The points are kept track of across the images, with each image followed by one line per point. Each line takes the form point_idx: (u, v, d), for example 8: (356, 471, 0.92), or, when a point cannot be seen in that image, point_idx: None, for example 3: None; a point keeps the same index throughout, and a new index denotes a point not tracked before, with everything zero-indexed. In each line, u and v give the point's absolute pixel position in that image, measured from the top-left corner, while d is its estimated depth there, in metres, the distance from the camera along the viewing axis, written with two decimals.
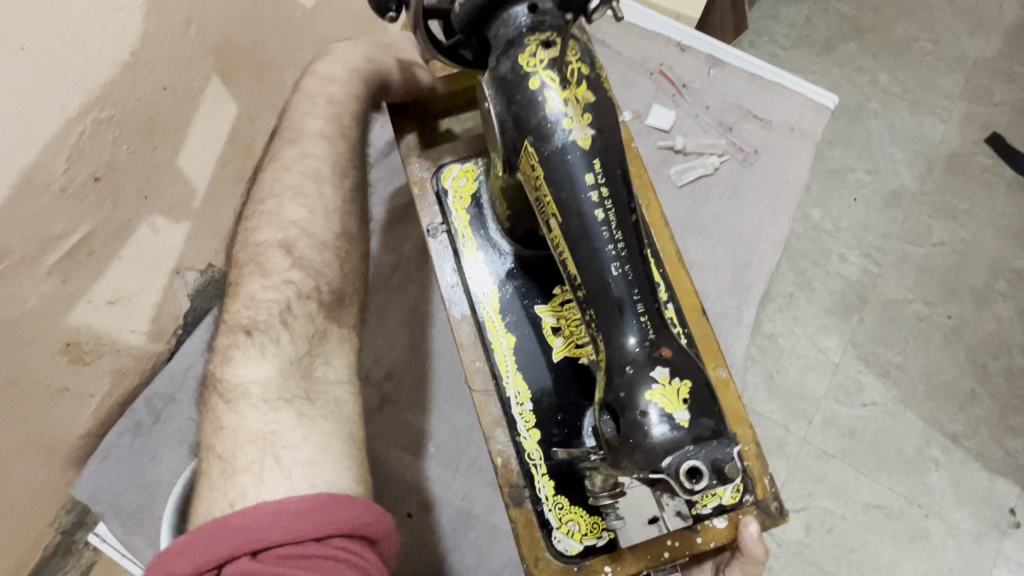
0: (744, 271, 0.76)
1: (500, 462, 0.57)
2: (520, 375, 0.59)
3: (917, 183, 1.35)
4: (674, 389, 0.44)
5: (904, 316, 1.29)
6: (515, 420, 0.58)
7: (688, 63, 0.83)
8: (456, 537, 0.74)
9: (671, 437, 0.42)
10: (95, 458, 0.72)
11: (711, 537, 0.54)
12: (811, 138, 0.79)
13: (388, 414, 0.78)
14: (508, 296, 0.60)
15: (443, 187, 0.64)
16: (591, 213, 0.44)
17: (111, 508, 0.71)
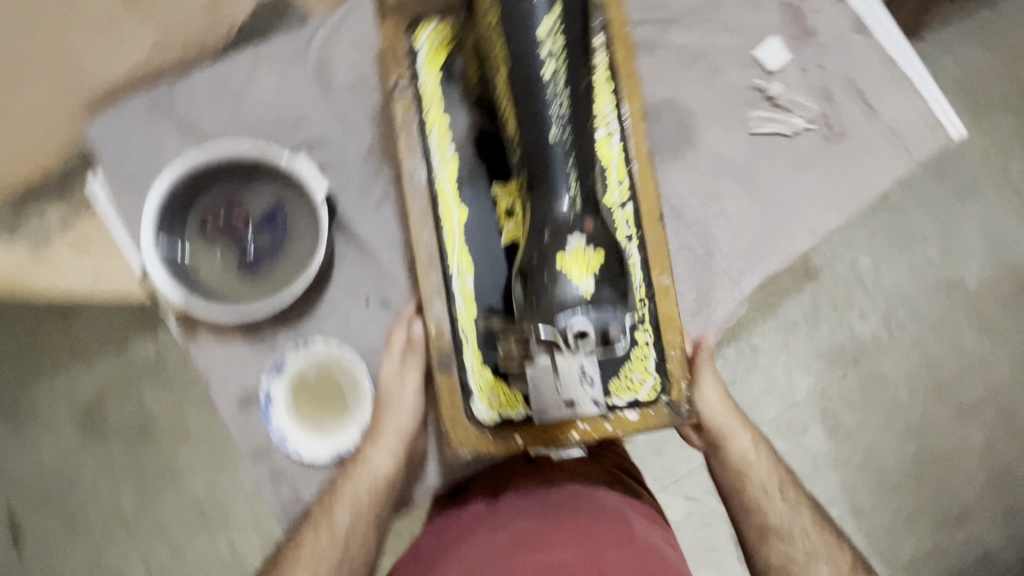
0: (768, 242, 0.76)
1: (432, 329, 0.58)
2: (465, 253, 0.59)
3: (976, 284, 1.30)
4: (585, 259, 0.49)
5: (883, 393, 1.29)
6: (452, 294, 0.58)
7: (833, 15, 0.77)
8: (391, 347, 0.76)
9: (573, 299, 0.48)
10: (111, 112, 0.75)
11: (619, 426, 0.56)
12: (900, 147, 0.76)
13: (381, 210, 0.76)
14: (468, 170, 0.59)
15: (415, 45, 0.59)
16: (541, 82, 0.50)
17: (113, 160, 0.75)
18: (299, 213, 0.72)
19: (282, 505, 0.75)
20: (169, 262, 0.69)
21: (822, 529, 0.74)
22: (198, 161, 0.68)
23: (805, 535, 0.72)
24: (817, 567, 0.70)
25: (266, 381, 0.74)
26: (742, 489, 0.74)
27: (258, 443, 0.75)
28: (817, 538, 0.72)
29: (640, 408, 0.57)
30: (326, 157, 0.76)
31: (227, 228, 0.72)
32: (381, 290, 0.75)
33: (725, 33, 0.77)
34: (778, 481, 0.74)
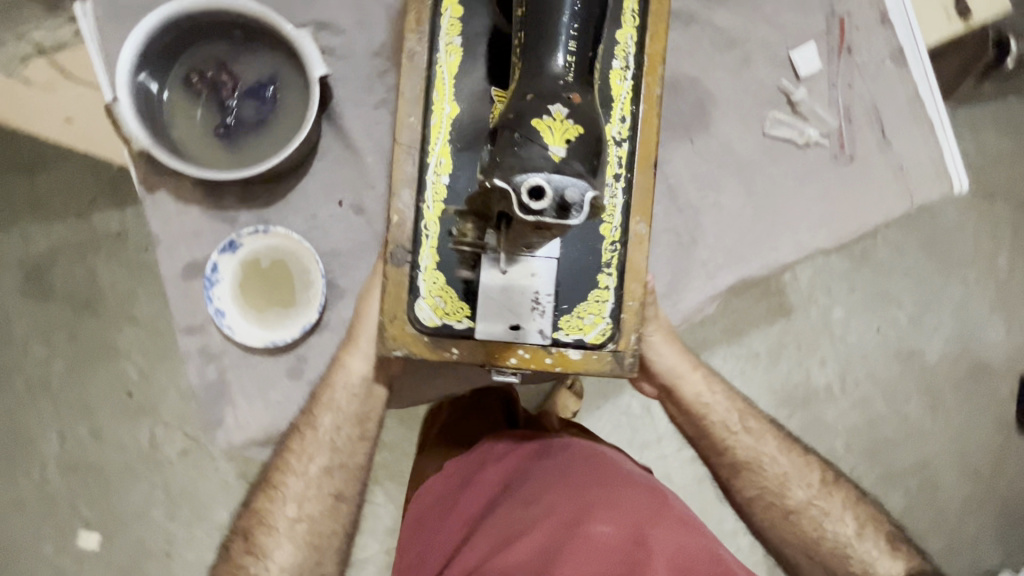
0: (752, 244, 0.76)
1: (395, 219, 0.62)
2: (447, 148, 0.62)
3: (934, 361, 1.41)
4: (561, 128, 0.48)
5: (822, 441, 1.36)
6: (426, 184, 0.62)
7: (876, 37, 0.76)
8: (355, 256, 0.74)
9: (540, 159, 0.46)
10: None
11: (559, 362, 0.61)
12: (904, 185, 0.76)
13: (376, 113, 0.73)
14: (470, 66, 0.62)
15: None
16: None
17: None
18: (290, 90, 0.68)
19: (207, 385, 0.74)
20: (140, 98, 0.64)
21: (786, 450, 0.79)
22: (178, 11, 0.62)
23: (774, 462, 0.77)
24: (791, 491, 0.76)
25: (215, 254, 0.71)
26: (707, 434, 0.78)
27: (196, 316, 0.73)
28: (786, 461, 0.78)
29: (584, 350, 0.62)
30: (333, 43, 0.72)
31: (211, 84, 0.68)
32: (357, 194, 0.73)
33: (766, 27, 0.76)
34: (737, 416, 0.79)
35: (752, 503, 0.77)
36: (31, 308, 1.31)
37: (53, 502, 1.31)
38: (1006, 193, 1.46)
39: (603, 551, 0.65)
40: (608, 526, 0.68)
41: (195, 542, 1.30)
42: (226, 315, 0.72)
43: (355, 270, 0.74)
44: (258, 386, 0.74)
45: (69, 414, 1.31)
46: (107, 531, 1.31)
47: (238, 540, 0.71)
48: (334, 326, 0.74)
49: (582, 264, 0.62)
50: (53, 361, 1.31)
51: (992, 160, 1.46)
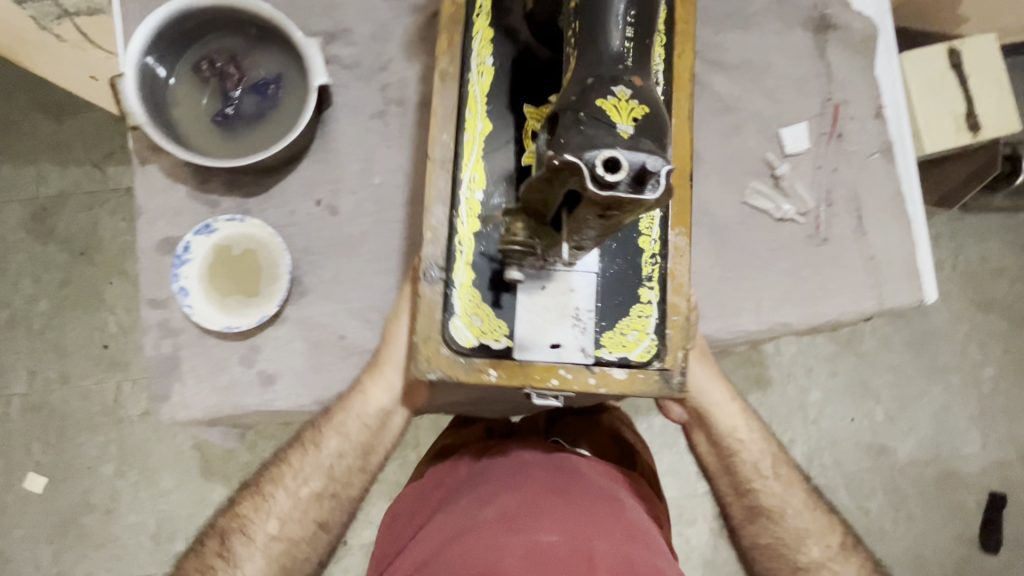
0: (715, 306, 0.77)
1: (429, 236, 0.62)
2: (480, 163, 0.62)
3: (903, 460, 1.40)
4: (628, 106, 0.45)
5: None
6: (460, 202, 0.62)
7: (869, 130, 0.80)
8: (328, 254, 0.76)
9: (610, 135, 0.44)
10: None
11: (603, 380, 0.61)
12: (876, 276, 0.79)
13: (373, 122, 0.76)
14: (506, 80, 0.63)
15: None
16: None
17: None
18: (291, 91, 0.71)
19: (159, 357, 0.75)
20: (146, 76, 0.67)
21: (816, 506, 0.78)
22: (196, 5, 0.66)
23: (797, 515, 0.76)
24: (806, 548, 0.75)
25: (189, 235, 0.73)
26: (734, 471, 0.77)
27: (162, 289, 0.75)
28: (810, 518, 0.77)
29: (629, 368, 0.62)
30: (343, 53, 0.76)
31: (219, 73, 0.71)
32: (335, 197, 0.76)
33: (763, 101, 0.80)
34: (771, 461, 0.78)
35: (761, 549, 0.76)
36: (30, 246, 1.34)
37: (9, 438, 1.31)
38: (1001, 307, 1.46)
39: (545, 559, 0.64)
40: (555, 535, 0.67)
41: (139, 504, 1.30)
42: (190, 295, 0.73)
43: (322, 269, 0.76)
44: (206, 367, 0.76)
45: (42, 355, 1.32)
46: (54, 477, 1.31)
47: (207, 544, 0.71)
48: (292, 320, 0.76)
49: (621, 278, 0.62)
50: (39, 301, 1.33)
51: (993, 273, 1.47)
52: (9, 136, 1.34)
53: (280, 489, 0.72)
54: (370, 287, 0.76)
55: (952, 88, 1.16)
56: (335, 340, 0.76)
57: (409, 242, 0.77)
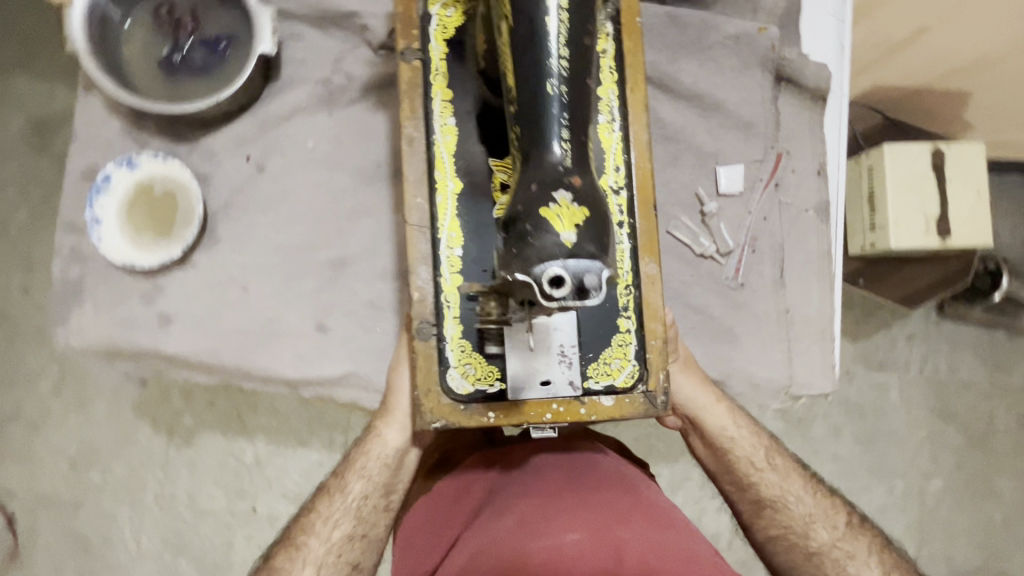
0: None
1: (416, 296, 0.58)
2: (457, 222, 0.58)
3: None
4: (570, 212, 0.46)
5: None
6: (440, 260, 0.58)
7: (807, 184, 0.78)
8: (247, 207, 0.76)
9: (554, 250, 0.45)
10: None
11: (594, 410, 0.58)
12: (785, 331, 0.78)
13: (313, 86, 0.76)
14: (467, 138, 0.59)
15: (429, 12, 0.60)
16: (545, 39, 0.48)
17: None
18: (238, 51, 0.73)
19: (66, 281, 0.76)
20: (96, 17, 0.69)
21: (818, 488, 0.70)
22: None
23: (799, 500, 0.68)
24: (815, 533, 0.67)
25: (112, 166, 0.74)
26: (730, 469, 0.70)
27: (81, 215, 0.76)
28: (812, 502, 0.69)
29: (615, 394, 0.59)
30: (301, 23, 0.76)
31: (175, 23, 0.73)
32: (265, 154, 0.76)
33: (705, 135, 0.78)
34: (764, 452, 0.70)
35: (774, 544, 0.67)
36: (23, 155, 1.29)
37: None
38: (963, 420, 1.42)
39: (574, 562, 0.57)
40: (576, 534, 0.60)
41: (65, 429, 1.25)
42: (103, 225, 0.74)
43: (237, 221, 0.76)
44: (105, 300, 0.75)
45: (9, 265, 1.27)
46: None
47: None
48: (199, 266, 0.76)
49: (599, 309, 0.59)
50: (16, 210, 1.28)
51: (962, 385, 1.43)
52: (21, 44, 1.28)
53: (311, 534, 0.66)
54: (282, 246, 0.77)
55: (931, 187, 1.15)
56: (238, 293, 0.76)
57: (326, 208, 0.77)
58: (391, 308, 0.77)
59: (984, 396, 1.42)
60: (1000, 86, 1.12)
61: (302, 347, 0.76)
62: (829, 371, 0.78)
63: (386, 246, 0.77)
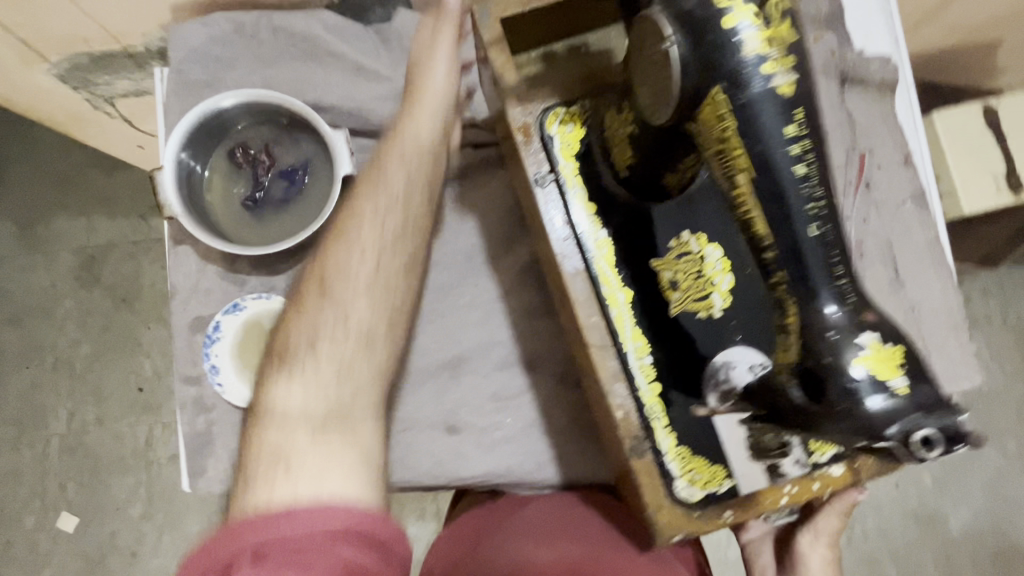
0: None
1: (617, 417, 0.48)
2: (642, 329, 0.48)
3: (956, 532, 1.42)
4: (888, 353, 0.34)
5: None
6: (634, 375, 0.48)
7: (897, 178, 0.76)
8: None
9: (894, 409, 0.33)
10: (198, 21, 0.74)
11: (824, 482, 0.46)
12: (916, 330, 0.73)
13: None
14: (626, 246, 0.49)
15: (547, 134, 0.50)
16: (788, 166, 0.35)
17: (181, 73, 0.74)
18: (316, 176, 0.74)
19: (193, 436, 0.74)
20: (183, 175, 0.71)
21: None
22: (218, 106, 0.70)
23: None
24: None
25: (220, 313, 0.74)
26: None
27: (196, 365, 0.74)
28: None
29: (845, 460, 0.46)
30: (368, 137, 0.76)
31: (252, 160, 0.74)
32: None
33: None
34: None
35: None
36: (78, 291, 1.30)
37: (45, 480, 1.27)
38: None
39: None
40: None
41: (162, 550, 1.24)
42: (222, 368, 0.74)
43: None
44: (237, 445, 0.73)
45: (82, 399, 1.28)
46: (84, 516, 1.26)
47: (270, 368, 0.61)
48: None
49: None
50: (80, 346, 1.29)
51: None
52: (59, 184, 1.31)
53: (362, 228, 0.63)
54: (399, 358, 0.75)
55: (991, 149, 1.12)
56: None
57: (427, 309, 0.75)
58: (521, 394, 0.74)
59: None
60: None
61: (439, 453, 0.73)
62: (969, 362, 0.74)
63: (498, 334, 0.75)
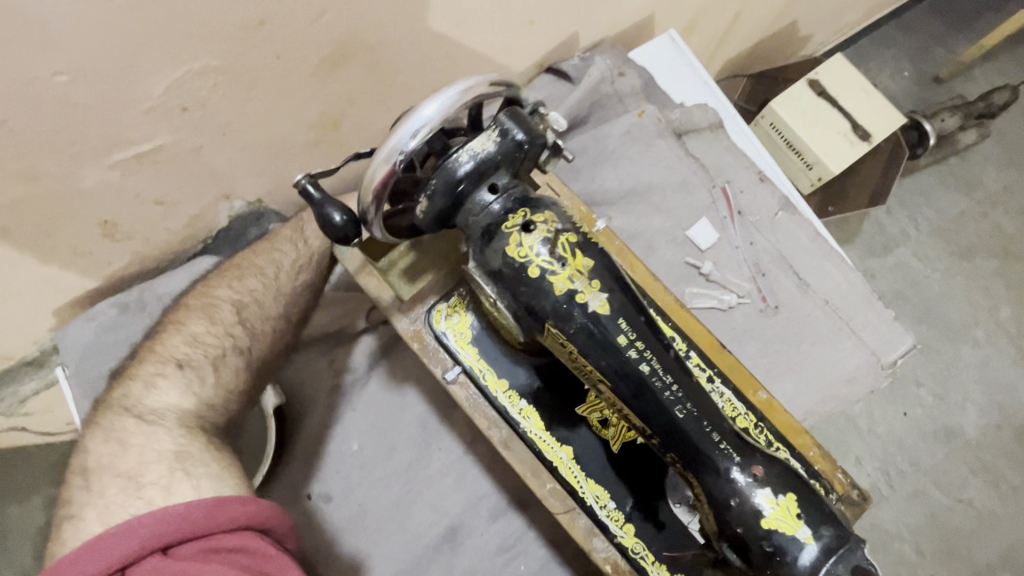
0: None
1: (609, 569, 0.58)
2: (592, 480, 0.59)
3: (976, 434, 1.46)
4: (785, 508, 0.49)
5: (887, 547, 1.38)
6: (605, 523, 0.59)
7: (760, 195, 0.83)
8: (338, 549, 0.71)
9: (812, 559, 0.47)
10: (84, 317, 0.74)
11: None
12: (839, 318, 0.79)
13: (332, 400, 0.76)
14: (547, 409, 0.60)
15: (439, 331, 0.60)
16: (638, 367, 0.50)
17: (86, 370, 0.74)
18: (252, 412, 0.74)
19: None
20: None
21: None
22: None
23: None
24: None
25: None
26: None
27: None
28: None
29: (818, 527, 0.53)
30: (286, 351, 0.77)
31: None
32: (323, 483, 0.73)
33: (658, 215, 0.82)
34: None
35: None
36: None
37: None
38: (981, 251, 1.58)
39: None
40: None
41: None
42: None
43: (338, 562, 0.71)
44: None
45: None
46: None
47: (143, 360, 0.61)
48: None
49: None
50: None
51: (956, 222, 1.60)
52: None
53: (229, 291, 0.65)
54: (393, 554, 0.72)
55: (830, 111, 1.24)
56: None
57: (405, 492, 0.74)
58: (524, 533, 0.74)
59: (973, 224, 1.60)
60: (815, 7, 1.34)
61: None
62: (894, 328, 0.81)
63: (481, 485, 0.75)
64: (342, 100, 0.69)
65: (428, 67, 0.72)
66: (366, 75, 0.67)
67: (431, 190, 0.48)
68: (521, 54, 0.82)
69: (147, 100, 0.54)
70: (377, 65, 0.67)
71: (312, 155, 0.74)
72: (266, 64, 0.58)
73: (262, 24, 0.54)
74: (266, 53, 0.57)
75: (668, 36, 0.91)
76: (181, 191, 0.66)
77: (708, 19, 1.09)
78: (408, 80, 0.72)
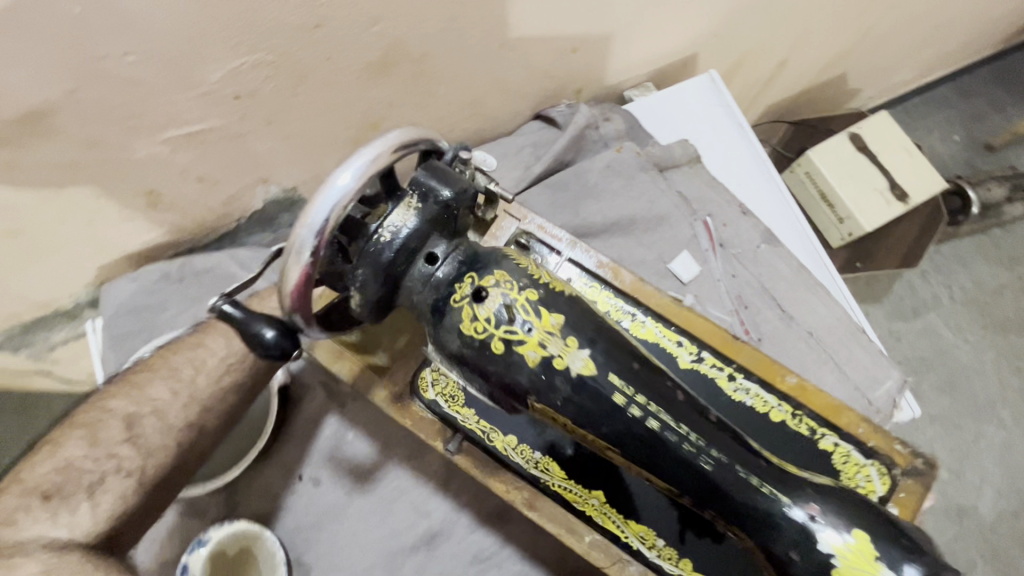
0: None
1: None
2: (634, 521, 0.62)
3: (991, 517, 1.39)
4: (856, 553, 0.48)
5: None
6: (660, 563, 0.61)
7: (742, 229, 0.84)
8: (320, 532, 0.73)
9: None
10: (127, 277, 0.78)
11: None
12: (823, 348, 0.79)
13: (334, 390, 0.78)
14: (558, 450, 0.64)
15: (430, 400, 0.65)
16: (644, 426, 0.50)
17: (117, 325, 0.79)
18: None
19: None
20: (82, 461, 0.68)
21: None
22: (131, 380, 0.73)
23: None
24: None
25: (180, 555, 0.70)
26: None
27: None
28: None
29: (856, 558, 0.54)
30: None
31: None
32: (316, 466, 0.75)
33: (641, 248, 0.82)
34: None
35: None
36: None
37: None
38: (1016, 327, 1.52)
39: None
40: None
41: None
42: None
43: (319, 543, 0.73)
44: None
45: None
46: None
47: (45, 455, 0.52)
48: None
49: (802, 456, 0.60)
50: None
51: (993, 294, 1.54)
52: None
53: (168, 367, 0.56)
54: (372, 544, 0.73)
55: (867, 166, 1.23)
56: None
57: (393, 485, 0.75)
58: (501, 548, 0.74)
59: (1012, 298, 1.54)
60: (865, 63, 1.33)
61: None
62: (881, 362, 0.79)
63: (466, 493, 0.76)
64: (383, 104, 0.72)
65: (469, 81, 0.75)
66: (409, 83, 0.70)
67: (360, 278, 0.50)
68: (561, 79, 0.84)
69: (205, 85, 0.58)
70: (420, 75, 0.70)
71: (349, 151, 0.77)
72: (317, 62, 0.61)
73: (319, 27, 0.57)
74: (318, 54, 0.60)
75: (710, 75, 0.93)
76: (222, 172, 0.70)
77: (753, 64, 1.09)
78: (449, 93, 0.75)
